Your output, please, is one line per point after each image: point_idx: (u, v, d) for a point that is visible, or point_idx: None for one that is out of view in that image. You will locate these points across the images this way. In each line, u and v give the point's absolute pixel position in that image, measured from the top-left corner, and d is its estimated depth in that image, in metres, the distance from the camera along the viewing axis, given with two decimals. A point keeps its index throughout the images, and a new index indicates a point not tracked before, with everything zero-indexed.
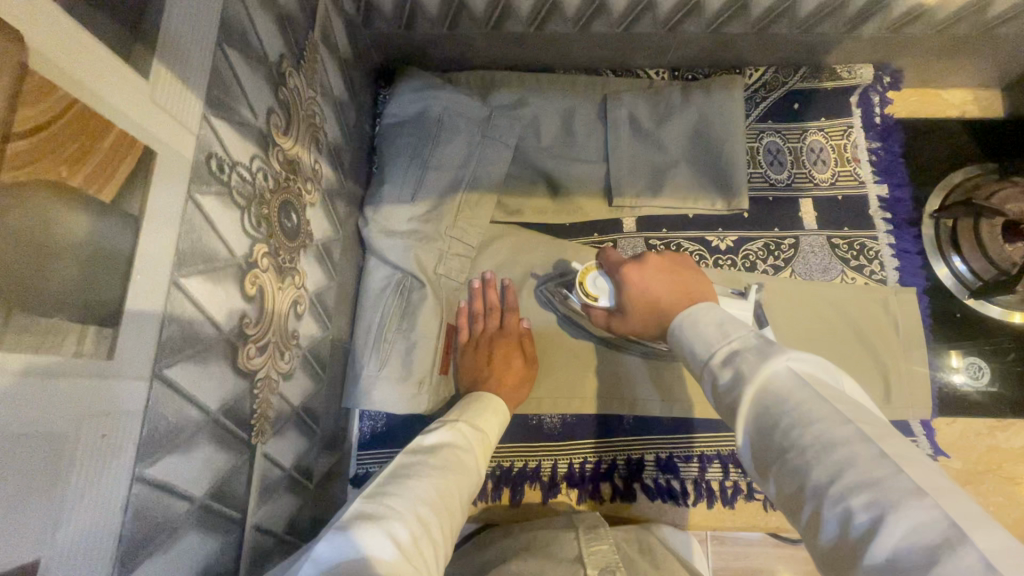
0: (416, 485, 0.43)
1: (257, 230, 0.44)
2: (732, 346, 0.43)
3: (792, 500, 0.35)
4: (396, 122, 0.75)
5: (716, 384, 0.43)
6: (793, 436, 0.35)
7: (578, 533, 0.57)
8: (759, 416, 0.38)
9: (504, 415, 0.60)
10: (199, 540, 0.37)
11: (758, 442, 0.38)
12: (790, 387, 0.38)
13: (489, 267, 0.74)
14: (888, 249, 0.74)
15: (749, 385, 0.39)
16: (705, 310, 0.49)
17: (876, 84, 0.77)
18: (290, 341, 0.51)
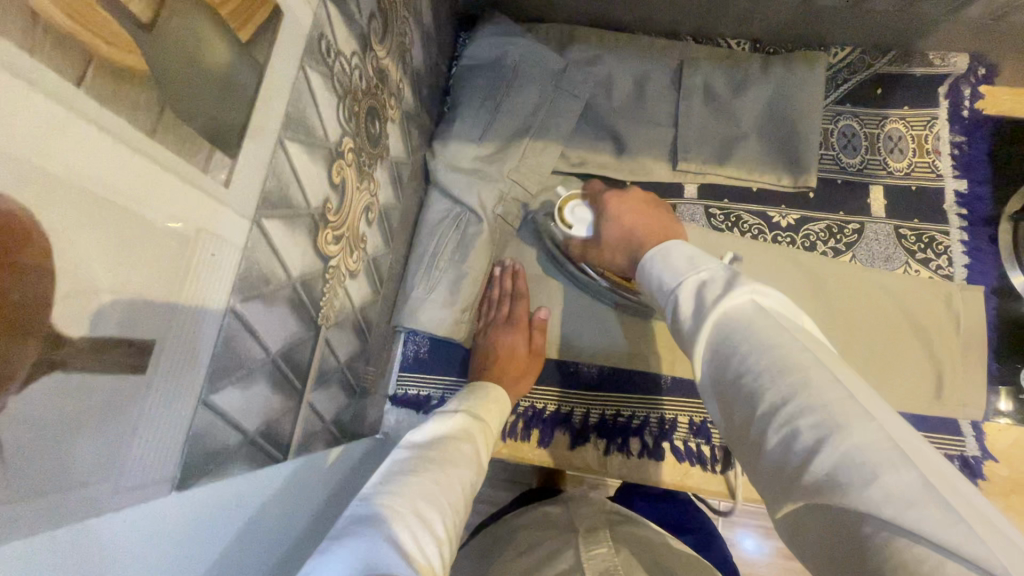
0: (418, 482, 0.43)
1: (347, 123, 0.46)
2: (694, 279, 0.44)
3: (745, 426, 0.35)
4: (473, 64, 0.77)
5: (677, 314, 0.44)
6: (748, 362, 0.36)
7: (575, 541, 0.56)
8: (718, 345, 0.39)
9: (505, 403, 0.62)
10: (270, 391, 0.40)
11: (719, 374, 0.38)
12: (748, 317, 0.38)
13: (517, 260, 0.74)
14: (959, 246, 0.72)
15: (708, 314, 0.40)
16: (677, 244, 0.49)
17: (968, 76, 0.74)
18: (358, 242, 0.54)
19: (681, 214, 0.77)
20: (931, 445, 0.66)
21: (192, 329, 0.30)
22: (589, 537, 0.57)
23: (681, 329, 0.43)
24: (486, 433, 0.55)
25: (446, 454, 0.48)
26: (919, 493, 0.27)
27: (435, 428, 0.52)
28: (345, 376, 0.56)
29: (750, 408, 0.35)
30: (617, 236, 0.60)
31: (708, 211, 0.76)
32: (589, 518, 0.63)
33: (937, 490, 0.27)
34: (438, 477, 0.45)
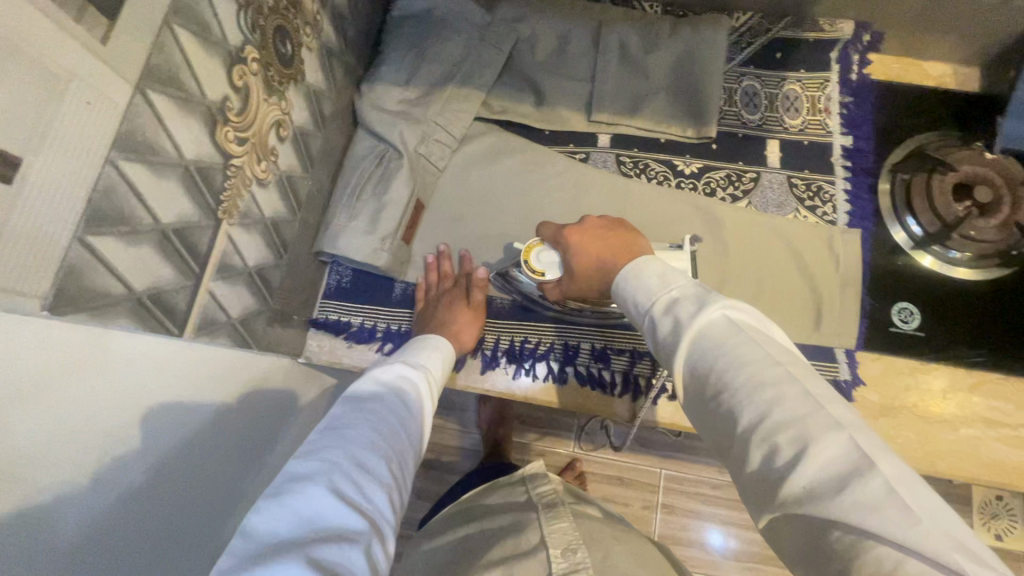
0: (356, 434, 0.47)
1: (250, 33, 0.51)
2: (669, 295, 0.47)
3: (726, 440, 0.39)
4: (403, 15, 0.81)
5: (655, 334, 0.46)
6: (726, 377, 0.39)
7: (540, 517, 0.70)
8: (695, 363, 0.42)
9: (451, 357, 0.67)
10: (158, 259, 0.44)
11: (698, 388, 0.42)
12: (721, 334, 0.41)
13: (444, 242, 0.79)
14: (843, 195, 0.79)
15: (684, 334, 0.43)
16: (649, 262, 0.52)
17: (855, 43, 0.81)
18: (268, 154, 0.58)
19: (594, 161, 0.82)
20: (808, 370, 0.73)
21: (58, 183, 0.33)
22: (550, 514, 0.70)
23: (657, 346, 0.46)
24: (428, 386, 0.58)
25: (383, 409, 0.51)
26: (882, 499, 0.31)
27: (373, 377, 0.55)
28: (253, 281, 0.60)
29: (728, 426, 0.39)
30: (587, 269, 0.61)
31: (619, 159, 0.82)
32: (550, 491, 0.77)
33: (898, 495, 0.31)
34: (373, 431, 0.48)
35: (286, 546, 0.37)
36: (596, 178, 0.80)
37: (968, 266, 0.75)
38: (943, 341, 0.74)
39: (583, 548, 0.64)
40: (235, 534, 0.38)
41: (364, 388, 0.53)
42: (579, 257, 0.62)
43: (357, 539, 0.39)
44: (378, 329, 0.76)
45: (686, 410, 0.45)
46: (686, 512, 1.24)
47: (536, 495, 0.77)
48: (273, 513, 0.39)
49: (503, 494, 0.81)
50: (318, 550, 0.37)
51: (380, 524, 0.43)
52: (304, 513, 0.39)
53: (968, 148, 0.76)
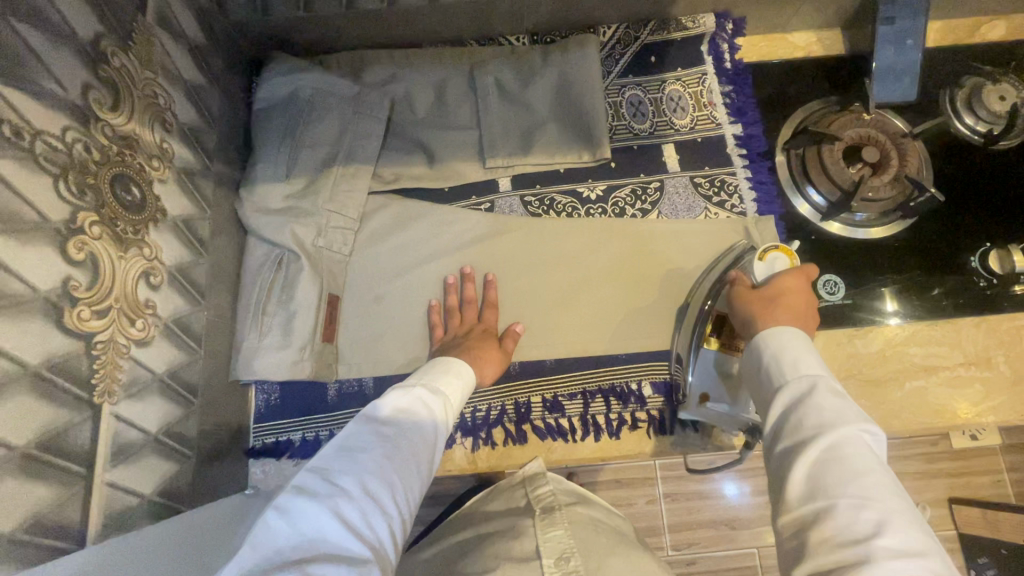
0: (363, 459, 0.47)
1: (81, 198, 0.46)
2: (830, 383, 0.47)
3: (847, 536, 0.38)
4: (267, 105, 0.77)
5: (797, 405, 0.46)
6: (872, 494, 0.40)
7: (535, 522, 0.62)
8: (837, 456, 0.42)
9: (467, 378, 0.64)
10: (22, 486, 0.40)
11: (834, 473, 0.41)
12: (868, 453, 0.42)
13: (467, 263, 0.77)
14: (745, 183, 0.80)
15: (850, 426, 0.43)
16: (806, 346, 0.51)
17: (720, 32, 0.83)
18: (142, 309, 0.52)
19: (500, 208, 0.80)
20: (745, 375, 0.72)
21: None
22: (547, 518, 0.63)
23: (789, 419, 0.46)
24: (445, 407, 0.58)
25: (396, 432, 0.51)
26: None
27: (390, 398, 0.55)
28: (163, 444, 0.55)
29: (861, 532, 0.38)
30: (770, 292, 0.59)
31: (525, 200, 0.80)
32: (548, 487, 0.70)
33: None
34: (383, 454, 0.48)
35: (286, 562, 0.39)
36: (507, 225, 0.78)
37: (878, 225, 0.78)
38: (869, 304, 0.76)
39: (579, 560, 0.56)
40: (242, 545, 0.41)
41: (378, 409, 0.53)
42: (792, 287, 0.59)
43: (356, 560, 0.40)
44: (321, 440, 0.71)
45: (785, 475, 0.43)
46: (687, 495, 1.24)
47: (533, 500, 0.67)
48: (281, 528, 0.42)
49: (500, 502, 0.71)
50: (314, 568, 0.39)
51: (382, 551, 0.43)
52: (305, 532, 0.41)
53: (847, 113, 0.79)
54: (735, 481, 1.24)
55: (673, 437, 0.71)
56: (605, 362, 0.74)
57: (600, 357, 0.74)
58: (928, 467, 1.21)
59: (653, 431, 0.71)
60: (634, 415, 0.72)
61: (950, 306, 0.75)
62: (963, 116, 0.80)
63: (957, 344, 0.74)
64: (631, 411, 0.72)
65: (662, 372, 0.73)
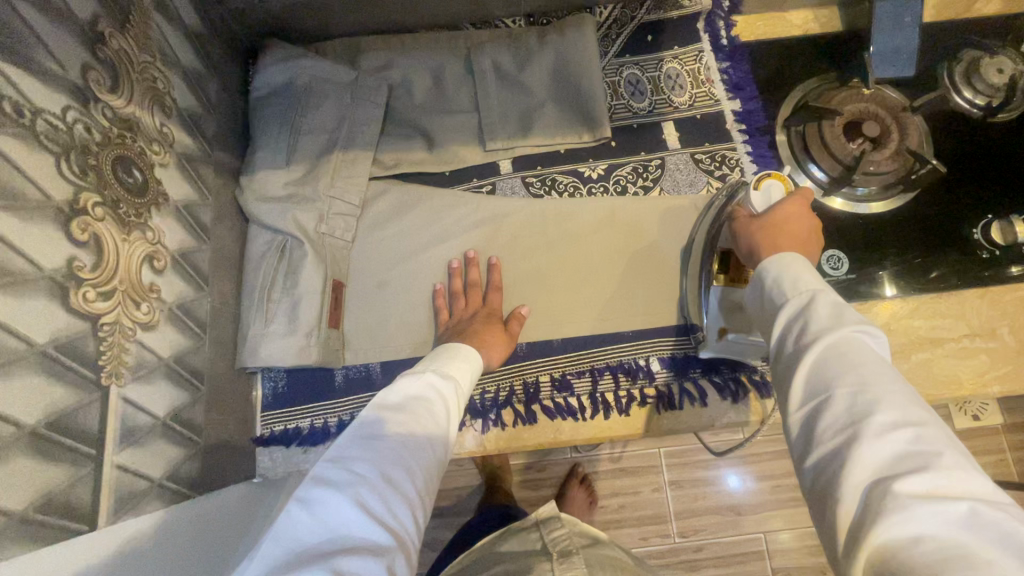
0: (381, 448, 0.47)
1: (83, 178, 0.46)
2: (830, 293, 0.47)
3: (841, 425, 0.38)
4: (264, 93, 0.77)
5: (799, 318, 0.46)
6: (869, 380, 0.39)
7: (552, 564, 0.63)
8: (834, 354, 0.42)
9: (476, 364, 0.64)
10: (36, 465, 0.40)
11: (829, 370, 0.41)
12: (864, 347, 0.42)
13: (471, 248, 0.77)
14: (746, 157, 0.80)
15: (844, 326, 0.43)
16: (799, 263, 0.51)
17: (717, 10, 0.83)
18: (146, 292, 0.52)
19: (502, 190, 0.80)
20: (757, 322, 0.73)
21: None
22: (564, 563, 0.63)
23: (790, 332, 0.46)
24: (456, 396, 0.58)
25: (410, 421, 0.50)
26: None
27: (400, 386, 0.54)
28: (171, 430, 0.55)
29: (854, 416, 0.38)
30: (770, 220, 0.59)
31: (526, 181, 0.80)
32: (563, 531, 0.71)
33: None
34: (398, 438, 0.48)
35: (315, 556, 0.39)
36: (510, 207, 0.78)
37: (880, 200, 0.78)
38: (874, 275, 0.76)
39: None
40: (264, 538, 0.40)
41: (390, 397, 0.52)
42: (793, 214, 0.59)
43: (382, 551, 0.41)
44: (330, 425, 0.71)
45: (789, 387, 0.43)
46: (691, 482, 1.24)
47: (550, 543, 0.69)
48: (304, 521, 0.41)
49: (515, 542, 0.73)
50: (345, 563, 0.38)
51: (405, 539, 0.44)
52: (329, 523, 0.41)
53: (846, 89, 0.79)
54: (738, 468, 1.24)
55: (682, 411, 0.72)
56: (613, 339, 0.74)
57: (608, 334, 0.74)
58: None
59: (663, 407, 0.71)
60: (643, 391, 0.72)
61: (954, 278, 0.75)
62: (961, 89, 0.81)
63: (961, 316, 0.74)
64: (640, 388, 0.72)
65: (672, 348, 0.73)
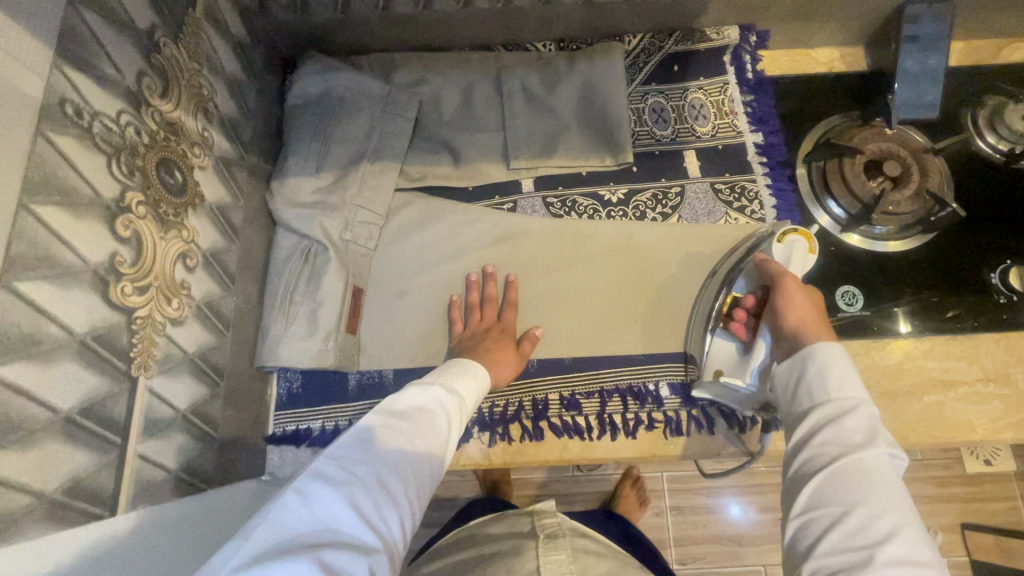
0: (379, 450, 0.48)
1: (130, 178, 0.48)
2: (867, 408, 0.52)
3: (853, 544, 0.45)
4: (300, 102, 0.79)
5: (829, 422, 0.52)
6: (887, 508, 0.46)
7: (537, 544, 0.66)
8: (859, 472, 0.48)
9: (483, 383, 0.65)
10: (65, 448, 0.41)
11: (854, 488, 0.47)
12: (888, 472, 0.48)
13: (490, 263, 0.78)
14: (766, 189, 0.80)
15: (873, 451, 0.49)
16: (840, 361, 0.55)
17: (744, 44, 0.85)
18: (177, 289, 0.54)
19: (523, 208, 0.81)
20: None
21: None
22: (549, 542, 0.67)
23: (823, 433, 0.51)
24: (460, 410, 0.58)
25: (413, 430, 0.51)
26: None
27: (406, 395, 0.55)
28: (191, 423, 0.56)
29: (865, 542, 0.45)
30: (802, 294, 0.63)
31: (547, 201, 0.81)
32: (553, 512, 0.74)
33: None
34: (397, 442, 0.49)
35: (301, 544, 0.40)
36: (530, 226, 0.80)
37: (899, 239, 0.79)
38: (891, 313, 0.76)
39: None
40: (259, 522, 0.41)
41: (396, 403, 0.54)
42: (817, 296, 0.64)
43: (368, 548, 0.42)
44: (340, 428, 0.72)
45: (809, 484, 0.49)
46: (692, 509, 1.23)
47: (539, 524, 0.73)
48: (297, 510, 0.42)
49: (503, 522, 0.77)
50: (330, 555, 0.40)
51: (390, 541, 0.44)
52: (322, 517, 0.42)
53: (869, 128, 0.80)
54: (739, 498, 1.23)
55: (689, 438, 0.72)
56: (624, 361, 0.74)
57: (619, 357, 0.74)
58: (941, 491, 1.19)
59: (670, 432, 0.71)
60: (651, 416, 0.72)
61: (969, 321, 0.75)
62: (985, 135, 0.81)
63: (975, 360, 0.74)
64: (648, 412, 0.72)
65: (681, 375, 0.74)
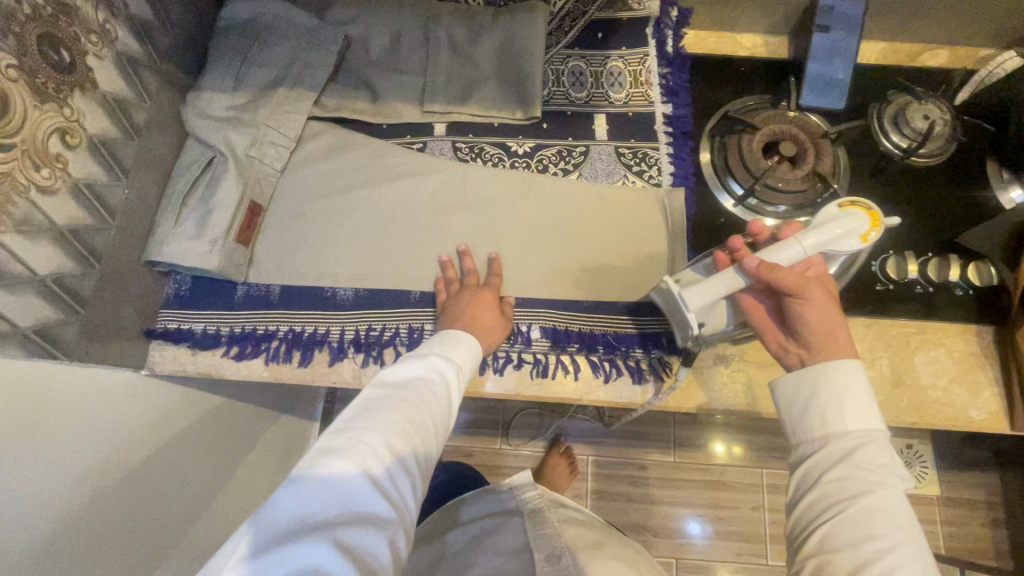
0: (383, 418, 0.52)
1: (0, 39, 0.51)
2: (878, 441, 0.53)
3: None
4: (229, 24, 0.83)
5: (839, 457, 0.53)
6: (905, 554, 0.48)
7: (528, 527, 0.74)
8: (871, 514, 0.49)
9: (475, 349, 0.66)
10: None
11: (869, 530, 0.49)
12: (899, 510, 0.50)
13: (463, 242, 0.78)
14: (666, 157, 0.83)
15: (886, 489, 0.50)
16: (852, 386, 0.55)
17: (666, 19, 0.87)
18: (50, 159, 0.57)
19: (431, 150, 0.84)
20: (640, 326, 0.76)
21: None
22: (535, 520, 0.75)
23: (833, 471, 0.52)
24: (459, 374, 0.62)
25: (415, 398, 0.55)
26: None
27: (403, 365, 0.59)
28: (51, 291, 0.59)
29: None
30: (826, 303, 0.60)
31: (455, 146, 0.84)
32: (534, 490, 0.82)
33: None
34: (401, 424, 0.52)
35: (323, 521, 0.44)
36: (435, 166, 0.82)
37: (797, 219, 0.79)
38: None
39: (566, 552, 0.68)
40: (268, 501, 0.45)
41: (391, 376, 0.57)
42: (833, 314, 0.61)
43: (381, 524, 0.46)
44: (222, 333, 0.75)
45: (827, 526, 0.51)
46: None
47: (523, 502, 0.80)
48: (311, 489, 0.46)
49: (488, 503, 0.84)
50: (345, 534, 0.44)
51: (404, 509, 0.49)
52: (335, 488, 0.46)
53: (774, 109, 0.83)
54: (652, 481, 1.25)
55: (552, 382, 0.75)
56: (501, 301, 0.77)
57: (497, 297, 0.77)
58: None
59: (534, 372, 0.74)
60: (520, 355, 0.75)
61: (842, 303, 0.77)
62: (890, 133, 0.82)
63: None
64: (518, 352, 0.75)
65: (554, 320, 0.76)
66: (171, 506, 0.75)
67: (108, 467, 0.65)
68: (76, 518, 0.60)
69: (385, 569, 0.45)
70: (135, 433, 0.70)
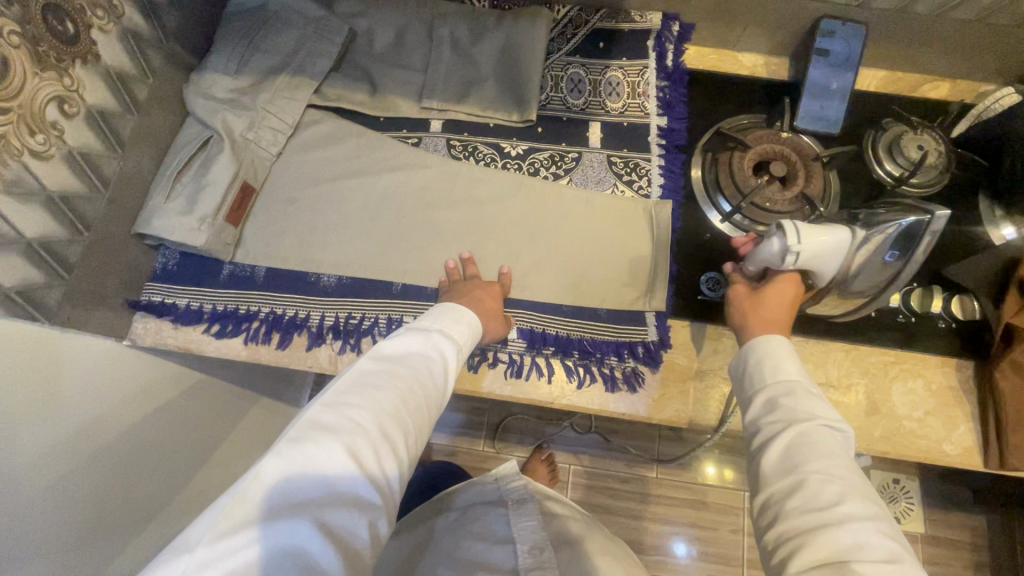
0: (376, 398, 0.51)
1: (6, 7, 0.53)
2: (797, 378, 0.55)
3: (805, 508, 0.46)
4: (237, 9, 0.84)
5: (770, 402, 0.54)
6: (836, 473, 0.47)
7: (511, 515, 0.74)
8: (798, 436, 0.50)
9: (474, 325, 0.66)
10: None
11: (800, 451, 0.49)
12: (829, 436, 0.50)
13: (466, 250, 0.80)
14: (657, 169, 0.83)
15: (811, 417, 0.51)
16: (767, 343, 0.58)
17: (667, 33, 0.88)
18: (47, 125, 0.59)
19: (425, 146, 0.85)
20: (617, 334, 0.76)
21: None
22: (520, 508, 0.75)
23: (766, 415, 0.54)
24: (457, 355, 0.62)
25: (410, 378, 0.55)
26: None
27: (401, 340, 0.59)
28: (37, 254, 0.61)
29: (818, 502, 0.46)
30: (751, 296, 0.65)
31: (450, 143, 0.85)
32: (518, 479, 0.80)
33: None
34: (395, 404, 0.52)
35: (306, 500, 0.44)
36: (427, 162, 0.83)
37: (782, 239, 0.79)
38: None
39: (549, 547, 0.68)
40: (254, 474, 0.44)
41: (389, 352, 0.57)
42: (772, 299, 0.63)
43: (366, 506, 0.46)
44: (204, 309, 0.76)
45: (766, 463, 0.50)
46: None
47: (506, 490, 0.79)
48: (297, 465, 0.45)
49: (470, 491, 0.82)
50: (330, 515, 0.44)
51: (392, 490, 0.49)
52: (322, 469, 0.45)
53: (767, 129, 0.83)
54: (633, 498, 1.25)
55: (525, 383, 0.74)
56: None
57: None
58: None
59: (508, 372, 0.74)
60: (496, 354, 0.75)
61: (821, 326, 0.77)
62: (883, 162, 0.82)
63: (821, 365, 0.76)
64: (494, 351, 0.75)
65: (532, 322, 0.76)
66: (151, 489, 0.78)
67: (99, 439, 0.68)
68: (62, 489, 0.63)
69: (364, 551, 0.45)
70: (126, 414, 0.73)
